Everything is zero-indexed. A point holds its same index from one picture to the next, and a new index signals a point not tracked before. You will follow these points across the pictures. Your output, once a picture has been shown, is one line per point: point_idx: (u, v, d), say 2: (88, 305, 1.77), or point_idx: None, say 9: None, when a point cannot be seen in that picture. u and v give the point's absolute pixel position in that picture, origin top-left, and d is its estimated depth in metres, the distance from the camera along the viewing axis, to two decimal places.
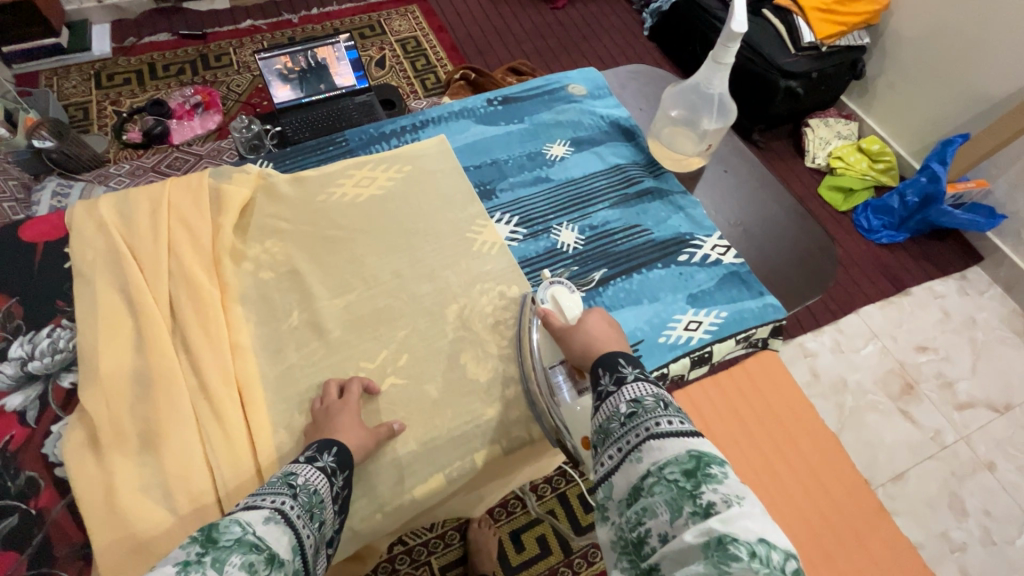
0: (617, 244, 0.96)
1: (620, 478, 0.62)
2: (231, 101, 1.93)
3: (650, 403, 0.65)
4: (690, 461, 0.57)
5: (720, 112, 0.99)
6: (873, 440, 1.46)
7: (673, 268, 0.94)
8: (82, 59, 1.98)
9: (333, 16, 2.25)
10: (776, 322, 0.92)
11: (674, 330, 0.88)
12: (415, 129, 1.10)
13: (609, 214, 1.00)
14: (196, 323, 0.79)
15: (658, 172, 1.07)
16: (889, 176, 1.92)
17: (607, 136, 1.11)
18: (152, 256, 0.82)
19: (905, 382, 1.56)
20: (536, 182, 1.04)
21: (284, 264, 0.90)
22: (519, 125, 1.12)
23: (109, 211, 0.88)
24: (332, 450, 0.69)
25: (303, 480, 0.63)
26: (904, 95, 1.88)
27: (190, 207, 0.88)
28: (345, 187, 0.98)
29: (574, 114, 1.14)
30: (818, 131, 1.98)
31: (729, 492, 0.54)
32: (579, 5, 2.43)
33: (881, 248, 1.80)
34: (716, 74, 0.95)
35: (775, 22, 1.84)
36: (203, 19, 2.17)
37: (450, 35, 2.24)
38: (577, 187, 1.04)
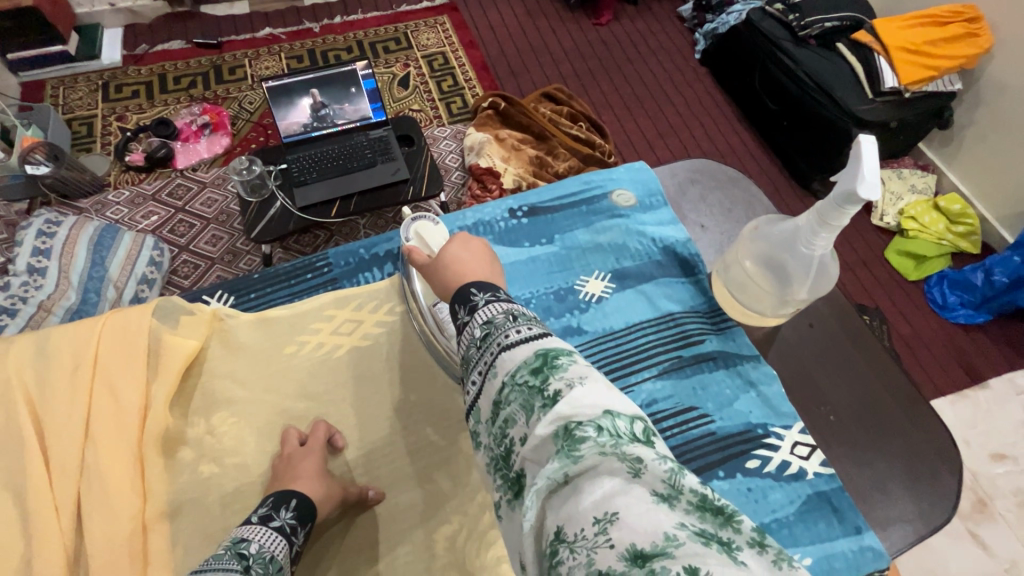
0: (666, 438, 0.77)
1: (484, 405, 0.49)
2: (241, 121, 1.79)
3: (500, 317, 0.51)
4: (536, 358, 0.46)
5: (818, 275, 0.77)
6: (937, 569, 1.26)
7: (740, 480, 0.75)
8: (90, 68, 1.87)
9: (357, 26, 2.08)
10: (876, 575, 0.70)
11: None
12: None
13: (657, 389, 0.81)
14: (99, 547, 0.66)
15: (722, 325, 0.88)
16: (969, 242, 1.68)
17: (658, 269, 0.92)
18: (65, 445, 0.70)
19: (976, 499, 1.35)
20: (565, 333, 0.85)
21: (233, 457, 0.79)
22: (545, 250, 0.93)
23: (24, 368, 0.76)
24: (290, 505, 0.68)
25: (256, 547, 0.61)
26: (998, 151, 1.63)
27: (121, 372, 0.76)
28: (316, 335, 0.88)
29: (618, 238, 0.94)
30: (888, 184, 1.75)
31: (574, 373, 0.43)
32: (625, 20, 2.21)
33: (956, 329, 1.58)
34: (819, 232, 0.72)
35: (852, 59, 1.63)
36: (220, 26, 2.03)
37: (481, 51, 2.06)
38: (618, 342, 0.84)
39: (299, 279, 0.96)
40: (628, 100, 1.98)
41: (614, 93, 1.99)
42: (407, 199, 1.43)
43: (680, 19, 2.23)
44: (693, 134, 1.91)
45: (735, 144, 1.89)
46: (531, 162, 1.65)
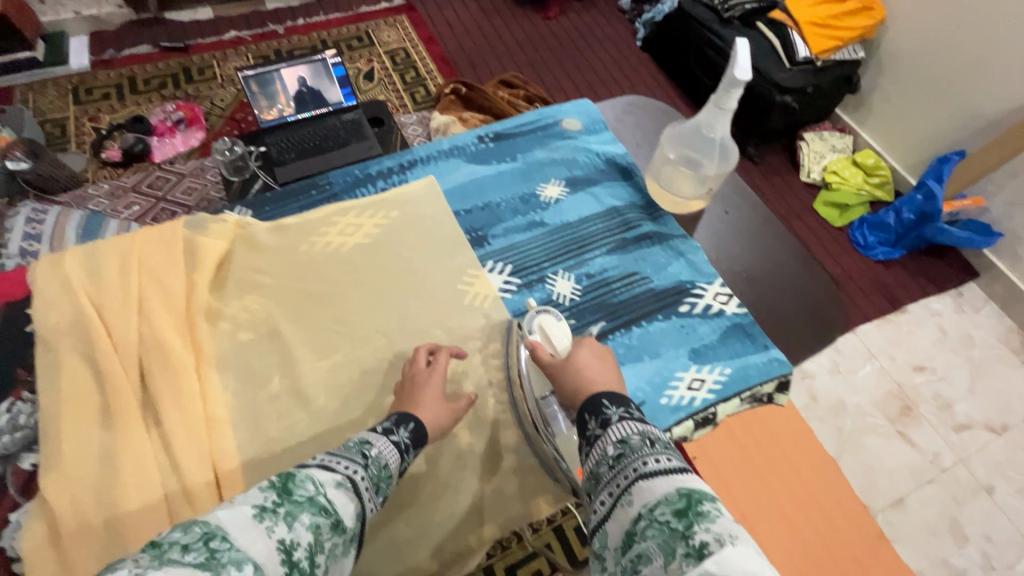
0: (615, 294, 0.92)
1: (614, 531, 0.53)
2: (214, 117, 1.87)
3: (637, 442, 0.58)
4: (679, 498, 0.50)
5: (722, 156, 0.96)
6: (873, 465, 1.44)
7: (674, 320, 0.90)
8: (58, 73, 1.91)
9: (320, 27, 2.20)
10: (781, 378, 0.87)
11: (677, 390, 0.83)
12: (402, 170, 1.05)
13: (607, 261, 0.96)
14: (166, 396, 0.74)
15: (656, 214, 1.03)
16: (884, 191, 1.91)
17: (602, 174, 1.07)
18: (121, 318, 0.78)
19: (903, 404, 1.54)
20: (529, 227, 0.99)
21: (263, 323, 0.85)
22: (510, 165, 1.07)
23: (74, 265, 0.84)
24: (408, 426, 0.70)
25: (377, 452, 0.63)
26: (900, 109, 1.87)
27: (167, 269, 0.84)
28: (327, 235, 0.94)
29: (568, 153, 1.09)
30: (813, 145, 1.96)
31: (722, 530, 0.47)
32: (571, 14, 2.40)
33: (878, 264, 1.78)
34: (718, 118, 0.92)
35: (770, 36, 1.83)
36: (186, 31, 2.11)
37: (440, 46, 2.20)
38: (573, 230, 0.99)
39: (305, 195, 1.01)
40: (578, 83, 2.16)
41: (566, 79, 2.17)
42: None
43: (621, 12, 2.43)
44: None
45: None
46: None
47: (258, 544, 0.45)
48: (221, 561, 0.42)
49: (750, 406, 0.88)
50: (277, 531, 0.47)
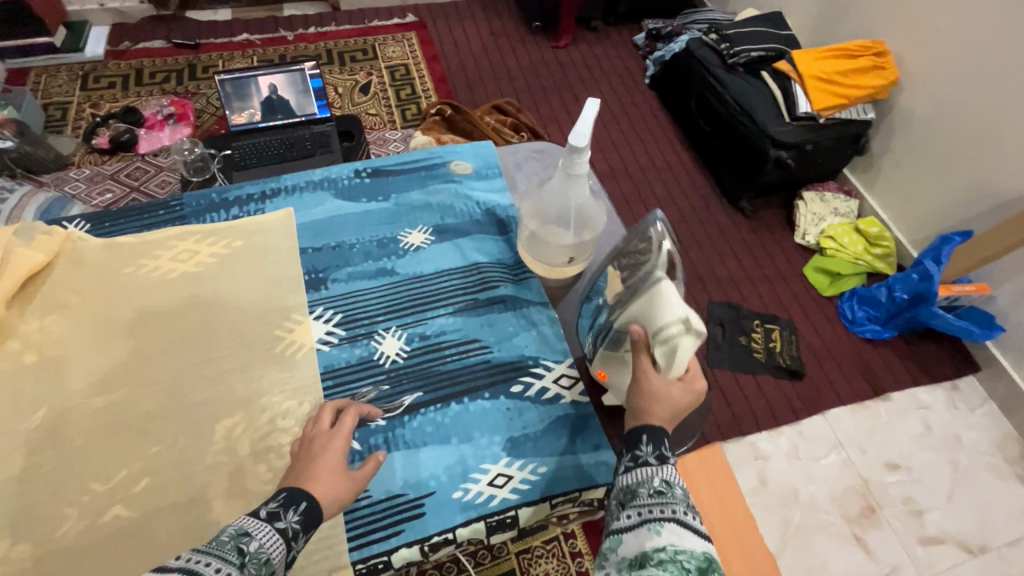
0: (443, 364, 0.76)
1: (628, 543, 0.53)
2: (206, 114, 1.91)
3: (680, 491, 0.56)
4: (704, 559, 0.51)
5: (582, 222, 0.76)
6: (817, 569, 1.29)
7: (500, 401, 0.74)
8: (73, 59, 2.00)
9: (329, 37, 2.23)
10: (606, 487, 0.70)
11: (474, 484, 0.68)
12: (263, 199, 0.90)
13: (447, 324, 0.79)
14: None
15: (522, 277, 0.86)
16: (885, 263, 1.75)
17: (476, 225, 0.91)
18: None
19: (865, 504, 1.38)
20: (375, 275, 0.83)
21: (54, 347, 0.75)
22: (378, 206, 0.91)
23: None
24: (298, 507, 0.55)
25: (256, 546, 0.50)
26: (909, 177, 1.72)
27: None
28: (158, 259, 0.82)
29: (444, 197, 0.93)
30: (811, 205, 1.83)
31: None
32: (582, 46, 2.36)
33: (864, 343, 1.63)
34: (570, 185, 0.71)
35: (773, 87, 1.74)
36: (201, 29, 2.18)
37: (442, 65, 2.20)
38: (422, 285, 0.83)
39: (151, 213, 0.90)
40: (575, 115, 2.11)
41: (563, 110, 2.12)
42: None
43: (635, 48, 2.37)
44: (632, 150, 2.02)
45: (672, 161, 2.00)
46: None
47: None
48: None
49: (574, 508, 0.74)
50: None
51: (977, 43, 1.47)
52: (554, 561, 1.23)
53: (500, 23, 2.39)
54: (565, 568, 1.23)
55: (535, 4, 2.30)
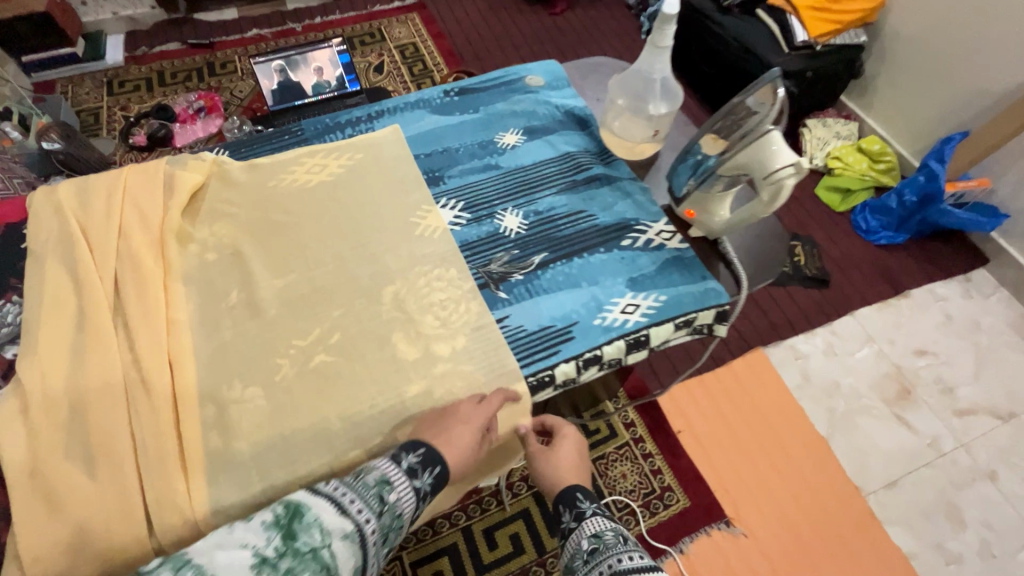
0: (558, 230, 0.74)
1: None
2: (233, 107, 2.00)
3: (611, 537, 0.57)
4: None
5: (668, 96, 0.78)
6: (866, 447, 1.40)
7: (615, 252, 0.71)
8: (95, 68, 2.07)
9: (336, 25, 2.31)
10: (720, 306, 0.68)
11: (609, 312, 0.66)
12: (370, 119, 0.86)
13: (555, 201, 0.76)
14: (137, 314, 0.62)
15: (609, 158, 0.82)
16: (890, 177, 1.87)
17: (562, 122, 0.85)
18: (101, 235, 0.67)
19: (901, 387, 1.50)
20: (484, 170, 0.79)
21: (228, 246, 0.70)
22: (470, 117, 0.85)
23: (70, 193, 0.72)
24: (434, 470, 0.56)
25: (394, 498, 0.53)
26: (904, 93, 1.83)
27: (143, 189, 0.71)
28: (296, 171, 0.77)
29: (528, 103, 0.86)
30: (815, 131, 1.94)
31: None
32: (578, 10, 2.45)
33: (880, 249, 1.75)
34: (658, 58, 0.73)
35: (769, 22, 1.84)
36: (211, 29, 2.25)
37: (448, 41, 2.29)
38: (527, 173, 0.79)
39: (274, 139, 0.84)
40: None
41: None
42: None
43: (627, 8, 2.47)
44: None
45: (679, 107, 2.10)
46: None
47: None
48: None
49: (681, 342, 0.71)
50: None
51: None
52: (628, 463, 1.32)
53: None
54: (638, 468, 1.32)
55: None
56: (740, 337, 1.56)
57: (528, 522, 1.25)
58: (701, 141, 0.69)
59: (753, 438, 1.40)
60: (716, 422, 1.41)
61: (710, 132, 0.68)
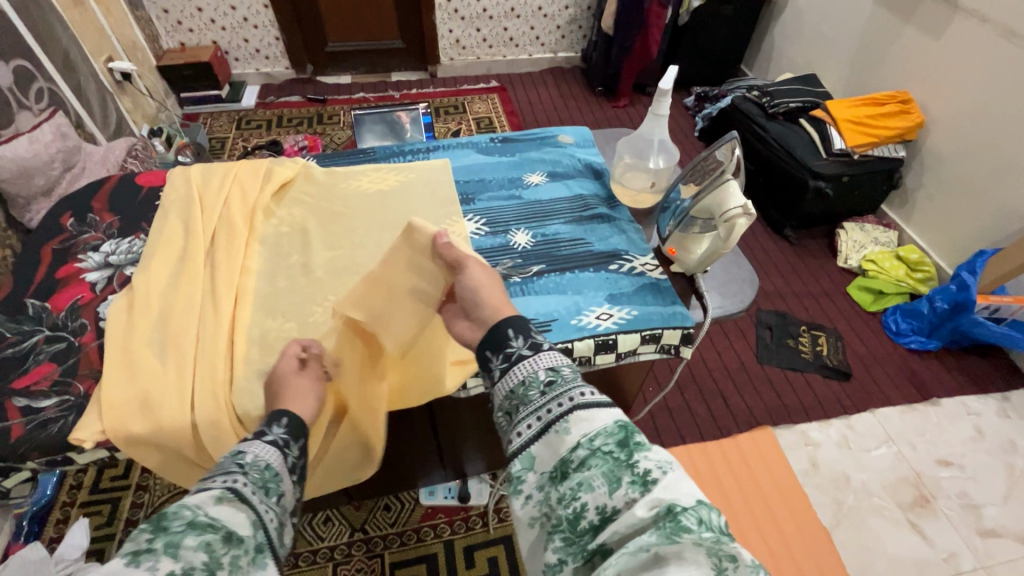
0: (557, 250, 0.87)
1: (539, 451, 0.54)
2: (330, 150, 2.37)
3: (566, 371, 0.58)
4: (617, 429, 0.52)
5: (666, 154, 0.90)
6: (872, 547, 1.34)
7: (603, 273, 0.83)
8: (232, 108, 2.54)
9: (428, 96, 2.72)
10: (687, 329, 0.78)
11: (584, 317, 0.77)
12: (426, 150, 1.05)
13: (560, 229, 0.90)
14: (221, 258, 0.81)
15: (616, 204, 0.96)
16: (927, 286, 1.89)
17: (579, 170, 1.01)
18: (214, 200, 0.89)
19: (918, 493, 1.44)
20: (507, 198, 0.95)
21: (299, 225, 0.90)
22: (505, 158, 1.03)
23: (197, 170, 0.95)
24: (281, 422, 0.63)
25: (252, 456, 0.57)
26: (943, 208, 1.89)
27: (249, 177, 0.93)
28: (362, 181, 0.97)
29: (555, 154, 1.04)
30: (851, 234, 2.02)
31: (659, 456, 0.49)
32: (638, 106, 2.74)
33: (910, 354, 1.74)
34: (656, 123, 0.86)
35: (811, 130, 2.00)
36: (327, 89, 2.71)
37: (519, 119, 2.62)
38: (541, 205, 0.94)
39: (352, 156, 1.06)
40: None
41: None
42: None
43: (684, 108, 2.72)
44: None
45: None
46: None
47: None
48: None
49: (645, 356, 0.81)
50: (162, 567, 0.41)
51: (991, 88, 1.68)
52: None
53: (568, 88, 2.84)
54: None
55: (599, 73, 2.72)
56: (749, 412, 1.57)
57: (509, 549, 1.28)
58: (680, 186, 0.83)
59: (750, 513, 1.38)
60: (712, 491, 1.41)
61: (689, 181, 0.82)
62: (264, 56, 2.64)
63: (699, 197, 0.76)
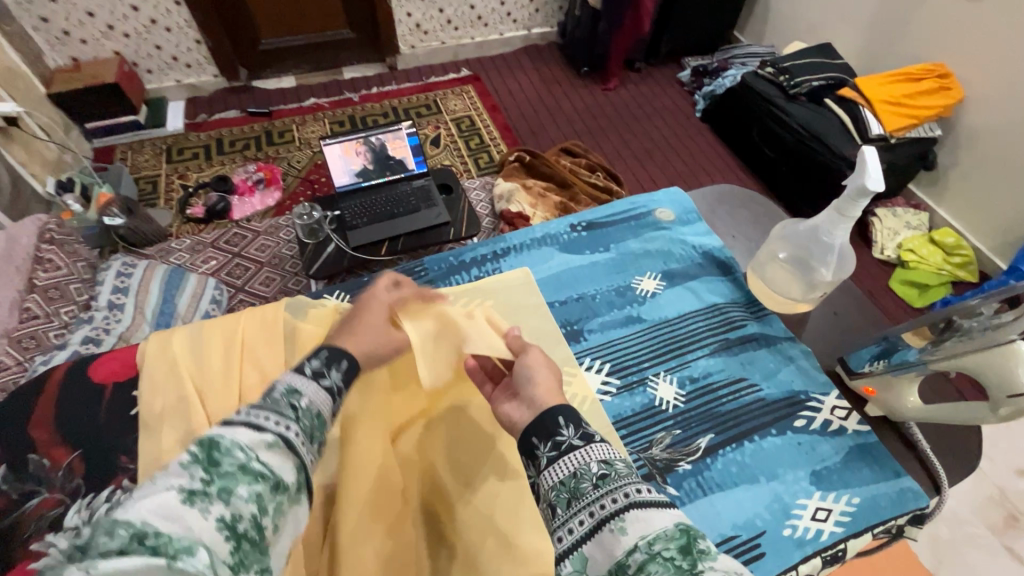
0: (721, 404, 0.89)
1: (591, 551, 0.48)
2: (291, 178, 1.98)
3: (623, 467, 0.54)
4: (679, 532, 0.46)
5: (838, 261, 0.93)
6: None
7: (789, 436, 0.85)
8: (156, 134, 2.08)
9: (391, 95, 2.32)
10: (917, 511, 0.79)
11: (799, 521, 0.77)
12: (496, 258, 1.10)
13: (710, 364, 0.94)
14: None
15: (761, 313, 1.01)
16: (966, 271, 1.80)
17: (700, 268, 1.08)
18: (222, 399, 0.77)
19: (1007, 513, 1.37)
20: (626, 322, 1.00)
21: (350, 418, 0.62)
22: (603, 256, 1.10)
23: (184, 348, 0.82)
24: (341, 368, 0.63)
25: (306, 402, 0.57)
26: (979, 187, 1.78)
27: (259, 346, 0.83)
28: None
29: (659, 242, 1.12)
30: (886, 221, 1.89)
31: (729, 568, 0.42)
32: (629, 85, 2.47)
33: None
34: (837, 224, 0.89)
35: (841, 112, 1.83)
36: (269, 97, 2.26)
37: (503, 114, 2.29)
38: (672, 327, 0.99)
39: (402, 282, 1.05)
40: (638, 153, 2.19)
41: (624, 147, 2.21)
42: (448, 239, 1.56)
43: (679, 84, 2.47)
44: (700, 181, 2.10)
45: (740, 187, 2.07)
46: (556, 207, 1.81)
47: (193, 530, 0.41)
48: (168, 551, 0.39)
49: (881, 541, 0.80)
50: (211, 511, 0.43)
51: None
52: None
53: (548, 71, 2.51)
54: None
55: (584, 52, 2.41)
56: None
57: None
58: (908, 333, 0.85)
59: None
60: None
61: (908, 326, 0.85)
62: (184, 64, 2.17)
63: (932, 353, 0.80)
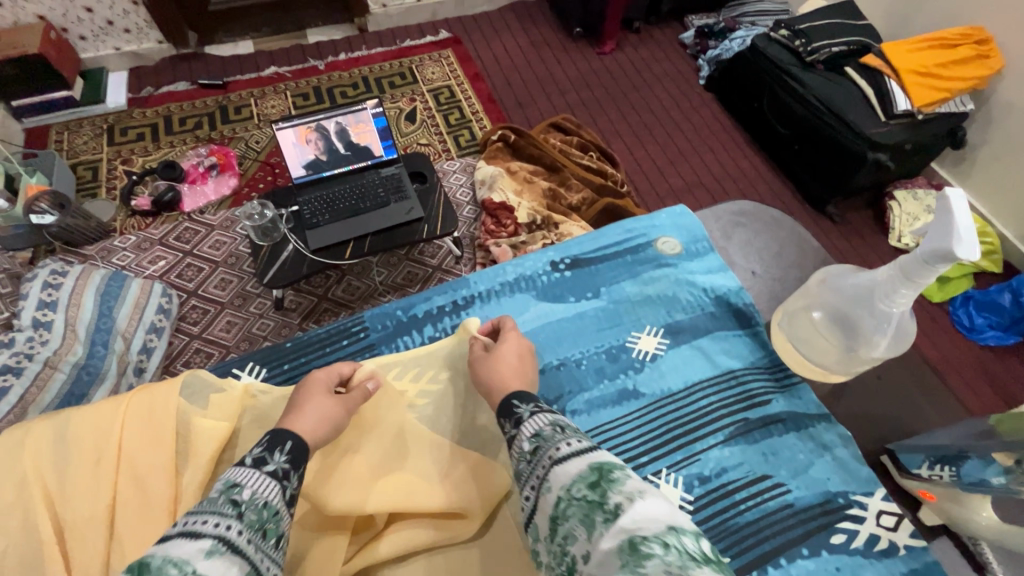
0: (740, 515, 0.84)
1: (542, 520, 0.55)
2: (248, 161, 1.77)
3: (549, 431, 0.61)
4: (592, 472, 0.52)
5: (897, 334, 0.87)
6: None
7: (828, 559, 0.80)
8: (95, 112, 1.85)
9: (361, 62, 2.08)
10: None
11: None
12: (457, 310, 1.05)
13: (724, 458, 0.88)
14: None
15: (788, 383, 0.98)
16: (989, 260, 1.65)
17: (714, 322, 1.04)
18: (81, 508, 0.69)
19: None
20: (618, 398, 0.94)
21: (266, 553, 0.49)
22: (591, 304, 1.06)
23: (40, 444, 0.74)
24: (284, 448, 0.62)
25: (249, 493, 0.54)
26: (1012, 169, 1.60)
27: (137, 441, 0.75)
28: None
29: (663, 286, 1.09)
30: (905, 205, 1.72)
31: (632, 488, 0.48)
32: (627, 48, 2.22)
33: (987, 352, 1.54)
34: (902, 289, 0.81)
35: (862, 83, 1.63)
36: (224, 66, 2.01)
37: (487, 84, 2.06)
38: (674, 399, 0.95)
39: (333, 345, 1.02)
40: (636, 128, 1.98)
41: (622, 121, 2.00)
42: (421, 238, 1.38)
43: (682, 47, 2.23)
44: (703, 160, 1.91)
45: (746, 167, 1.89)
46: (544, 194, 1.62)
47: None
48: None
49: None
50: None
51: None
52: None
53: (538, 32, 2.25)
54: None
55: (578, 10, 2.14)
56: None
57: None
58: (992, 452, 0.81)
59: None
60: None
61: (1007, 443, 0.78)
62: (123, 29, 1.91)
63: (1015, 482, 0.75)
